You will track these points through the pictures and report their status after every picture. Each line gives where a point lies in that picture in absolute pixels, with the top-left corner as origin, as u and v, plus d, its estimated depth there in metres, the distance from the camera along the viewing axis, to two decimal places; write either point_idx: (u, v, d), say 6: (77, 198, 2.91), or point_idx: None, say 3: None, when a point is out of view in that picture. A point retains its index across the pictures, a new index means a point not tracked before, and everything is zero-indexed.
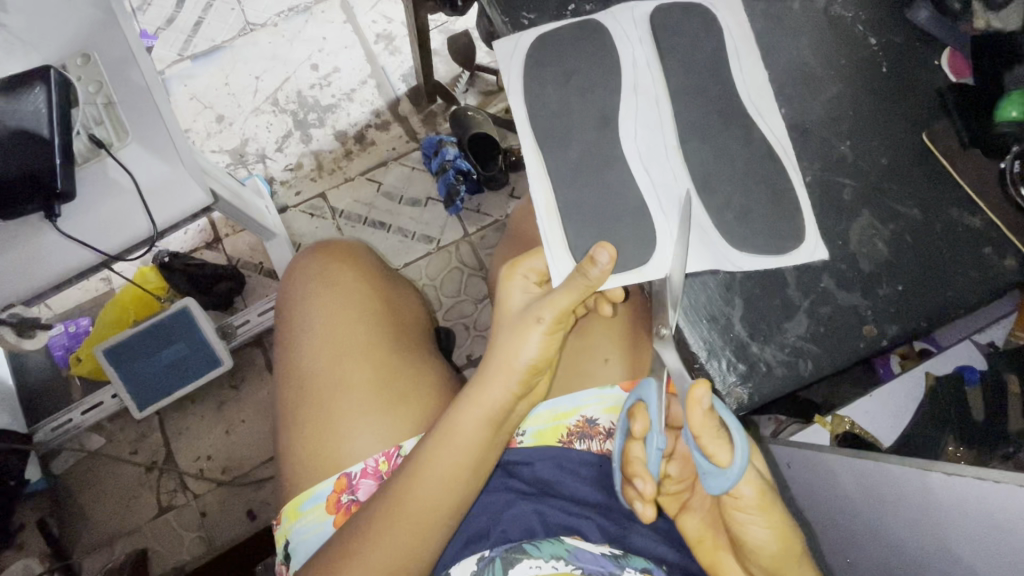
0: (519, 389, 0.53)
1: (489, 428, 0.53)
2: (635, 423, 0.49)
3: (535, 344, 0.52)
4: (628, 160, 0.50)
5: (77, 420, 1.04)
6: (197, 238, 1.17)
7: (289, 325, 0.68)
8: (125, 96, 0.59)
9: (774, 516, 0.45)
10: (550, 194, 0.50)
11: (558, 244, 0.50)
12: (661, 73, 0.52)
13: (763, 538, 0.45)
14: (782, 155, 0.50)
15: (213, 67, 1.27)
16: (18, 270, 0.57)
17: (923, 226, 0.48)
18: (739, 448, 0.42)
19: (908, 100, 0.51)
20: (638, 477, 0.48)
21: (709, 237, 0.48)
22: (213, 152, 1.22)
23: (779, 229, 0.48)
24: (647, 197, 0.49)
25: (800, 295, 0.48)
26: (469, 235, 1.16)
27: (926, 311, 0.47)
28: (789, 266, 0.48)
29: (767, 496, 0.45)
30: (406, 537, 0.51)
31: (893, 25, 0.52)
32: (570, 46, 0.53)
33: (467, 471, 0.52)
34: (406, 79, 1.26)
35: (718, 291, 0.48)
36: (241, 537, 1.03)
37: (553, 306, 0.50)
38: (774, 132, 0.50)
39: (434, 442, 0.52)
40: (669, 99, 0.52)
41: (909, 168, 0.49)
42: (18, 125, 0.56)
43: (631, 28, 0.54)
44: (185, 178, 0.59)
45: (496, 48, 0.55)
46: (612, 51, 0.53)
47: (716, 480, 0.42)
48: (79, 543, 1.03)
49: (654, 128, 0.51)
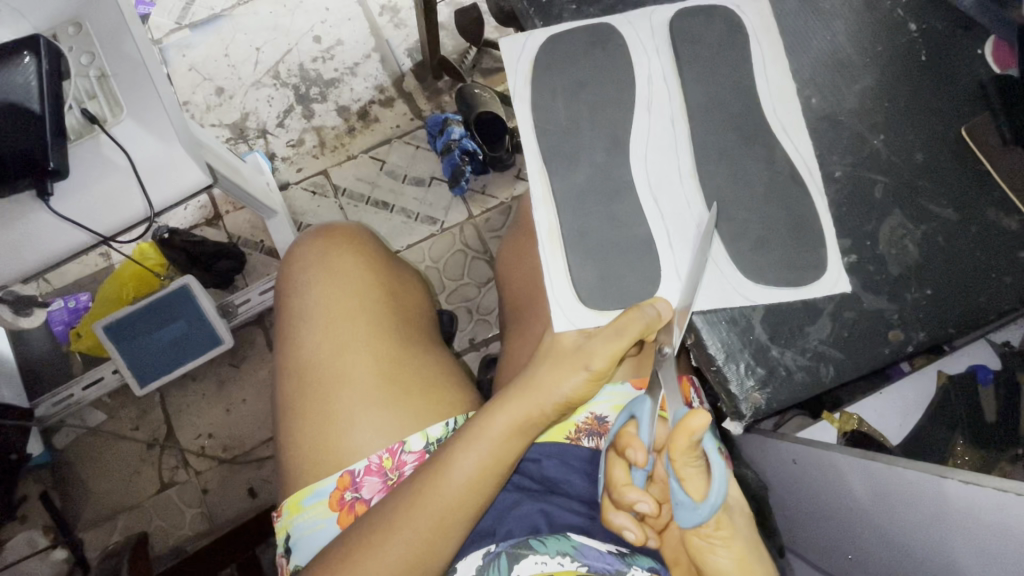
0: (552, 413, 0.53)
1: (514, 437, 0.52)
2: (635, 452, 0.46)
3: (577, 385, 0.51)
4: (634, 185, 0.49)
5: (77, 395, 1.02)
6: (197, 214, 1.15)
7: (289, 312, 0.66)
8: (118, 69, 0.56)
9: (740, 544, 0.44)
10: (554, 221, 0.50)
11: (558, 276, 0.49)
12: (679, 91, 0.51)
13: (726, 568, 0.44)
14: (805, 175, 0.48)
15: (213, 37, 1.23)
16: (11, 250, 0.55)
17: (957, 226, 0.46)
18: (717, 485, 0.41)
19: (947, 92, 0.48)
20: (638, 500, 0.45)
21: (720, 272, 0.47)
22: (213, 126, 1.19)
23: (797, 260, 0.46)
24: (652, 227, 0.49)
25: (825, 296, 0.46)
26: (474, 216, 1.14)
27: (956, 317, 0.45)
28: (804, 292, 0.46)
29: (727, 524, 0.44)
30: (426, 533, 0.50)
31: (934, 9, 0.49)
32: (585, 46, 0.52)
33: (491, 474, 0.51)
34: (411, 53, 1.21)
35: (738, 293, 0.46)
36: (242, 514, 1.04)
37: (604, 354, 0.48)
38: (799, 154, 0.48)
39: (461, 445, 0.51)
40: (684, 116, 0.50)
41: (944, 165, 0.47)
42: (6, 97, 0.53)
43: (648, 37, 0.52)
44: (180, 156, 0.56)
45: (503, 47, 0.53)
46: (629, 66, 0.52)
47: (690, 513, 0.42)
48: (81, 517, 1.04)
49: (667, 148, 0.50)
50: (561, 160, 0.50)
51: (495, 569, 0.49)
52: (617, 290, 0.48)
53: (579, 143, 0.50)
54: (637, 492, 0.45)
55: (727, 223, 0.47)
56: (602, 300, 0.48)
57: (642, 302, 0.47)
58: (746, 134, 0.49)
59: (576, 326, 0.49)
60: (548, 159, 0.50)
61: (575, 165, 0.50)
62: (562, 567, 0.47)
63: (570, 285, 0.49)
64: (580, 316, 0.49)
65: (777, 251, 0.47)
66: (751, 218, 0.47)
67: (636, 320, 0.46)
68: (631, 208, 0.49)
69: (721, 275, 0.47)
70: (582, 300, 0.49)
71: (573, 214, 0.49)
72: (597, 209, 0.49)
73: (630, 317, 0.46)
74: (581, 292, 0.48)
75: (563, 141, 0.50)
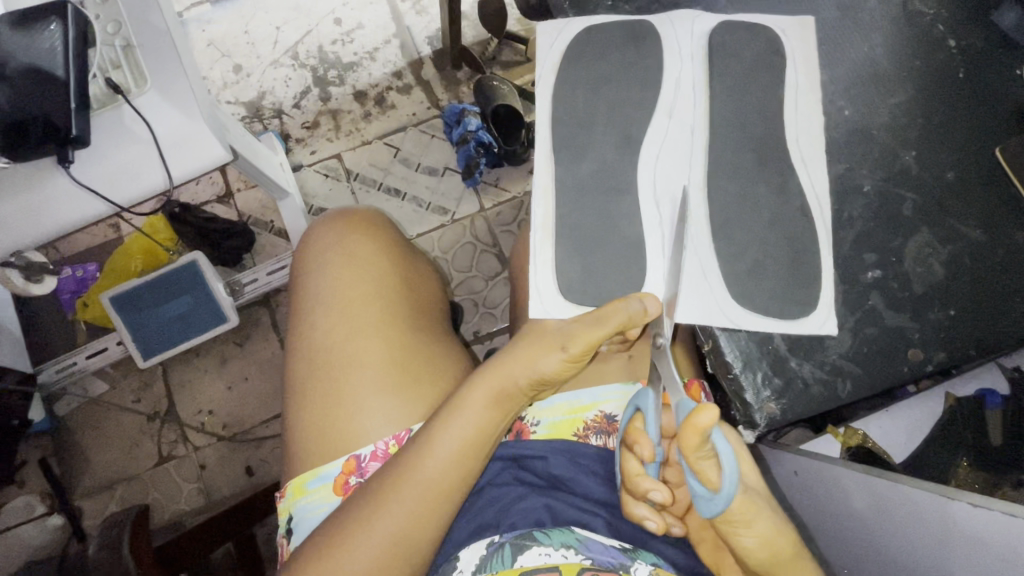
0: (530, 391, 0.54)
1: (494, 409, 0.53)
2: (641, 447, 0.47)
3: (552, 364, 0.51)
4: (639, 189, 0.49)
5: (81, 363, 1.03)
6: (209, 190, 1.15)
7: (300, 291, 0.66)
8: (143, 40, 0.56)
9: (764, 525, 0.43)
10: (550, 212, 0.50)
11: (545, 265, 0.50)
12: (706, 101, 0.50)
13: (751, 546, 0.43)
14: (817, 214, 0.47)
15: (233, 14, 1.22)
16: (26, 216, 0.54)
17: (984, 248, 0.46)
18: (729, 474, 0.41)
19: (982, 111, 0.48)
20: (652, 490, 0.45)
21: (708, 286, 0.46)
22: (228, 103, 1.18)
23: (792, 291, 0.46)
24: (648, 233, 0.49)
25: (812, 332, 0.45)
26: (485, 210, 1.13)
27: (976, 340, 0.45)
28: (791, 318, 0.45)
29: (750, 507, 0.43)
30: (412, 507, 0.50)
31: (973, 26, 0.49)
32: (619, 44, 0.52)
33: (474, 448, 0.52)
34: (432, 41, 1.21)
35: (727, 295, 0.46)
36: (239, 491, 1.04)
37: (584, 338, 0.49)
38: (813, 189, 0.47)
39: (442, 419, 0.52)
40: (706, 126, 0.49)
41: (975, 185, 0.47)
42: (31, 62, 0.53)
43: (687, 42, 0.51)
44: (202, 131, 0.56)
45: (540, 31, 0.53)
46: (661, 68, 0.51)
47: (706, 502, 0.42)
48: (79, 485, 1.04)
49: (680, 158, 0.49)
50: (571, 152, 0.50)
51: (499, 560, 0.49)
52: (595, 288, 0.49)
53: (593, 139, 0.50)
54: (651, 481, 0.45)
55: (751, 231, 0.47)
56: (581, 294, 0.49)
57: (628, 295, 0.48)
58: (776, 142, 0.48)
59: (551, 314, 0.50)
60: (558, 150, 0.51)
61: (583, 160, 0.50)
62: (565, 559, 0.48)
63: (554, 276, 0.50)
64: (556, 305, 0.50)
65: (778, 270, 0.46)
66: (753, 238, 0.47)
67: (621, 311, 0.47)
68: (638, 210, 0.49)
69: (709, 289, 0.46)
70: (561, 291, 0.50)
71: (593, 213, 0.49)
72: (619, 207, 0.49)
73: (614, 307, 0.47)
74: (562, 283, 0.50)
75: (588, 141, 0.50)
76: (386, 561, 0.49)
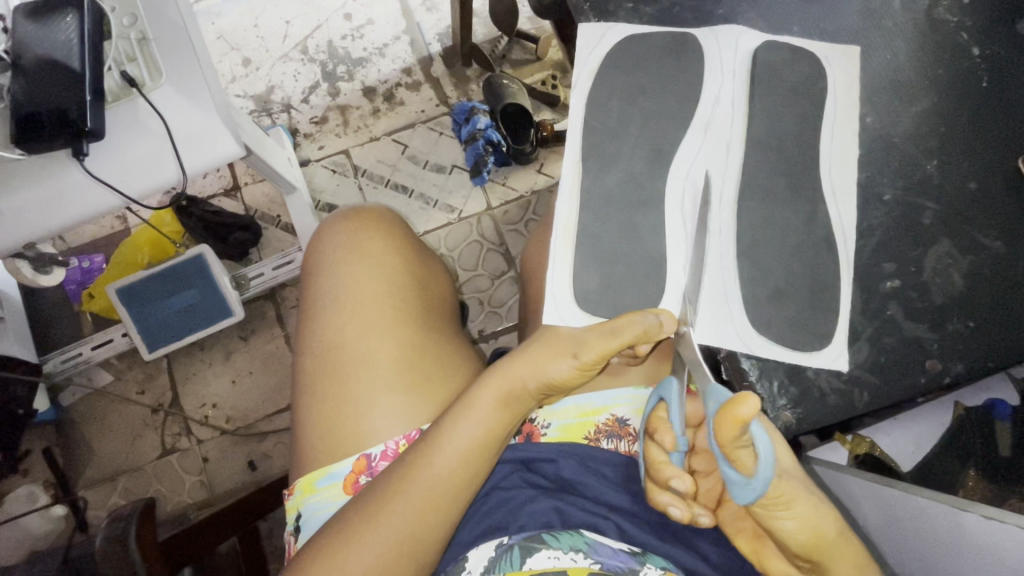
0: (539, 394, 0.54)
1: (503, 411, 0.53)
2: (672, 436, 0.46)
3: (563, 371, 0.51)
4: (665, 201, 0.49)
5: (87, 354, 1.03)
6: (216, 184, 1.15)
7: (311, 288, 0.66)
8: (160, 34, 0.55)
9: (802, 505, 0.42)
10: (572, 215, 0.50)
11: (563, 274, 0.50)
12: (744, 115, 0.49)
13: (791, 529, 0.42)
14: (839, 234, 0.47)
15: (244, 7, 1.22)
16: (34, 207, 0.54)
17: (1005, 259, 0.46)
18: (765, 460, 0.41)
19: (1005, 123, 0.47)
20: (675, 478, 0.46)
21: (728, 303, 0.47)
22: (237, 97, 1.18)
23: (811, 316, 0.46)
24: (672, 247, 0.49)
25: (824, 364, 0.45)
26: (492, 208, 1.13)
27: (998, 352, 0.45)
28: (808, 342, 0.45)
29: (787, 490, 0.42)
30: (421, 505, 0.50)
31: (997, 35, 0.48)
32: (655, 54, 0.51)
33: (483, 449, 0.52)
34: (442, 38, 1.20)
35: (750, 311, 0.46)
36: (241, 485, 1.04)
37: (597, 347, 0.49)
38: (839, 212, 0.47)
39: (451, 418, 0.52)
40: (742, 139, 0.49)
41: (999, 196, 0.46)
42: (47, 55, 0.53)
43: (728, 56, 0.51)
44: (217, 126, 0.56)
45: (580, 35, 0.52)
46: (699, 81, 0.51)
47: (743, 490, 0.41)
48: (81, 476, 1.05)
49: (707, 167, 0.49)
50: (598, 160, 0.50)
51: (507, 562, 0.49)
52: (613, 299, 0.49)
53: (619, 145, 0.50)
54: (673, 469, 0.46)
55: (770, 241, 0.47)
56: (597, 306, 0.50)
57: (644, 309, 0.48)
58: (798, 152, 0.49)
59: (565, 322, 0.50)
60: (586, 156, 0.50)
61: (609, 168, 0.50)
62: (574, 563, 0.48)
63: (571, 285, 0.50)
64: (571, 313, 0.50)
65: (800, 285, 0.46)
66: (777, 258, 0.46)
67: (636, 324, 0.47)
68: (662, 218, 0.49)
69: (728, 312, 0.46)
70: (578, 302, 0.50)
71: (613, 219, 0.50)
72: (644, 215, 0.49)
73: (629, 320, 0.47)
74: (579, 293, 0.50)
75: (608, 143, 0.50)
76: (395, 559, 0.48)
